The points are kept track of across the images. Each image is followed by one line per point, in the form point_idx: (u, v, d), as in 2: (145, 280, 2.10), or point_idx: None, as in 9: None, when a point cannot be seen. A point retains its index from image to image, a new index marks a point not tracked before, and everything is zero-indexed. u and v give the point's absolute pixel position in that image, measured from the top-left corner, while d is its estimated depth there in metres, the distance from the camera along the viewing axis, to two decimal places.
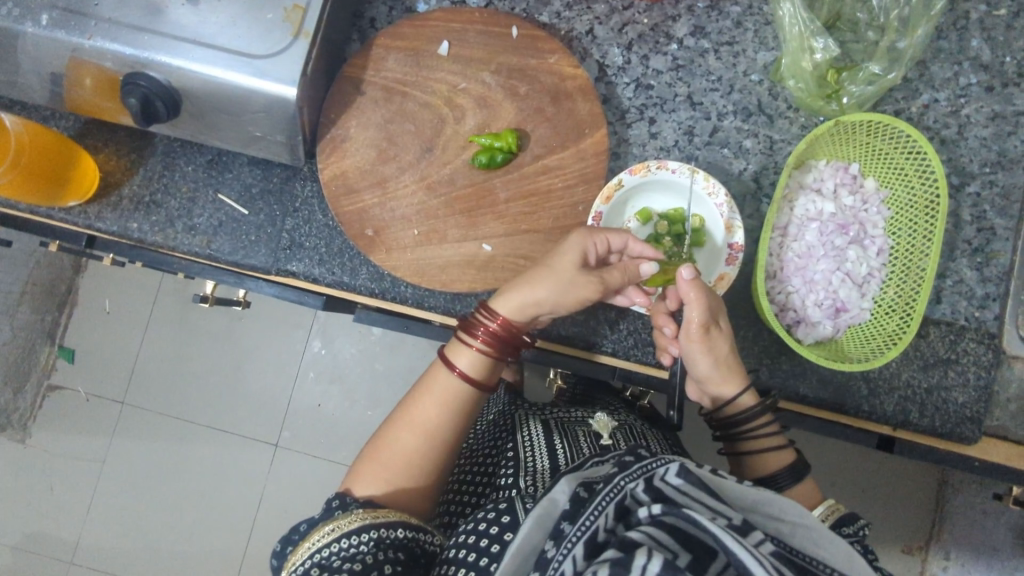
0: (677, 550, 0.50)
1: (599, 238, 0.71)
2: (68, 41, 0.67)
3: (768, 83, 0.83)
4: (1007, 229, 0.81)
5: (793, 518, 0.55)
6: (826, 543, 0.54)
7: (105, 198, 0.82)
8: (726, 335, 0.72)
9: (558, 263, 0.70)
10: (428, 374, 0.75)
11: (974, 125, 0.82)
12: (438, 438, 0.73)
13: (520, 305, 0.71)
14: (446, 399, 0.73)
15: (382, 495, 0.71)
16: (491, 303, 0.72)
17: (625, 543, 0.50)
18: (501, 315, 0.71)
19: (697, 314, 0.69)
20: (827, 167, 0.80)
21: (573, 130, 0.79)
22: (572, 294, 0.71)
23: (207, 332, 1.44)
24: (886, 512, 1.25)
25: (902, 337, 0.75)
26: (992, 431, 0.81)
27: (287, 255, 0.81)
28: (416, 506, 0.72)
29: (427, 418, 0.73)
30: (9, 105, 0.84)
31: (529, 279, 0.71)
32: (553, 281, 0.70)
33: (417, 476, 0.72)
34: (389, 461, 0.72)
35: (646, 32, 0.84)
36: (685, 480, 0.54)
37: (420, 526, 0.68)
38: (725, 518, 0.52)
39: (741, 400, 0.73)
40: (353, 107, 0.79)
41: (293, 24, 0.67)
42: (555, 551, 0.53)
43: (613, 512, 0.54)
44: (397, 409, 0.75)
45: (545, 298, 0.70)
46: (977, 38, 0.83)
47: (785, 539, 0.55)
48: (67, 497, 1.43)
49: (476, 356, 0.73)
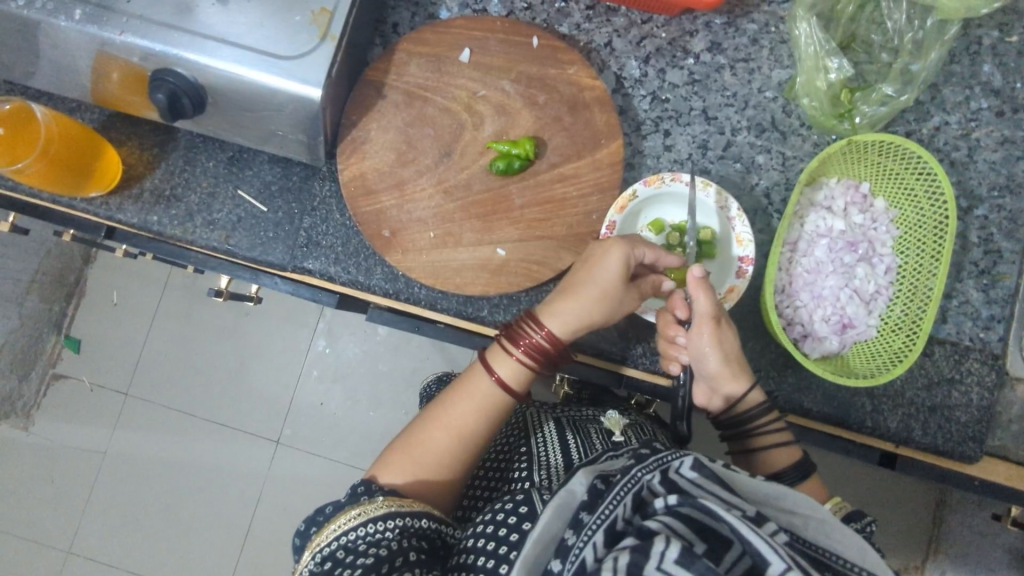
0: (693, 539, 0.51)
1: (637, 250, 0.72)
2: (98, 36, 0.68)
3: (782, 100, 0.85)
4: (1013, 252, 0.83)
5: (804, 510, 0.56)
6: (839, 534, 0.55)
7: (127, 190, 0.83)
8: (728, 328, 0.73)
9: (609, 283, 0.71)
10: (467, 376, 0.76)
11: (984, 149, 0.84)
12: (469, 441, 0.74)
13: (569, 321, 0.72)
14: (483, 407, 0.74)
15: (411, 488, 0.72)
16: (538, 315, 0.73)
17: (642, 532, 0.51)
18: (550, 330, 0.72)
19: (704, 306, 0.70)
20: (839, 186, 0.82)
21: (589, 139, 0.80)
22: (616, 310, 0.74)
23: (213, 327, 1.45)
24: (884, 529, 1.25)
25: (908, 355, 0.76)
26: (992, 450, 0.82)
27: (304, 253, 0.82)
28: (441, 500, 0.73)
29: (464, 420, 0.74)
30: (36, 97, 0.85)
31: (574, 292, 0.72)
32: (604, 298, 0.72)
33: (444, 471, 0.73)
34: (422, 458, 0.72)
35: (663, 46, 0.85)
36: (699, 474, 0.55)
37: (442, 519, 0.69)
38: (740, 510, 0.52)
39: (750, 397, 0.74)
40: (374, 110, 0.81)
41: (320, 26, 0.69)
42: (576, 538, 0.53)
43: (630, 503, 0.55)
44: (431, 406, 0.76)
45: (591, 316, 0.72)
46: (989, 63, 0.84)
47: (797, 531, 0.56)
48: (69, 486, 1.43)
49: (517, 366, 0.73)
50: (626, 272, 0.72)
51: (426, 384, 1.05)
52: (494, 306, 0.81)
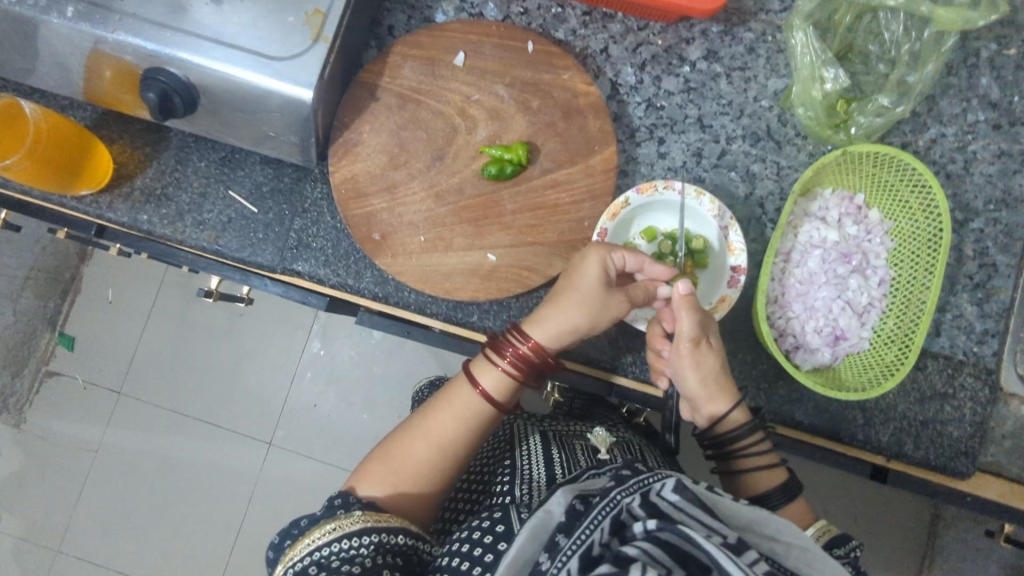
0: (671, 566, 0.50)
1: (616, 255, 0.72)
2: (90, 34, 0.67)
3: (778, 110, 0.84)
4: (1008, 265, 0.82)
5: (787, 538, 0.55)
6: (821, 564, 0.54)
7: (117, 189, 0.82)
8: (716, 352, 0.72)
9: (591, 294, 0.71)
10: (450, 387, 0.75)
11: (980, 161, 0.83)
12: (449, 453, 0.73)
13: (553, 333, 0.72)
14: (465, 418, 0.73)
15: (388, 501, 0.71)
16: (524, 328, 0.73)
17: (619, 558, 0.50)
18: (534, 341, 0.72)
19: (687, 327, 0.69)
20: (833, 197, 0.81)
21: (583, 145, 0.80)
22: (604, 321, 0.72)
23: (207, 327, 1.45)
24: (876, 543, 1.24)
25: (900, 368, 0.75)
26: (986, 467, 0.81)
27: (293, 255, 0.82)
28: (419, 514, 0.73)
29: (445, 431, 0.73)
30: (28, 93, 0.85)
31: (558, 302, 0.72)
32: (587, 310, 0.71)
33: (423, 485, 0.72)
34: (401, 469, 0.72)
35: (659, 53, 0.85)
36: (680, 497, 0.55)
37: (418, 534, 0.69)
38: (721, 536, 0.52)
39: (733, 417, 0.73)
40: (367, 112, 0.80)
41: (312, 28, 0.68)
42: (550, 563, 0.53)
43: (609, 526, 0.54)
44: (412, 417, 0.76)
45: (577, 327, 0.71)
46: (987, 76, 0.84)
47: (778, 558, 0.55)
48: (57, 484, 1.43)
49: (500, 377, 0.73)
50: (607, 280, 0.71)
51: (418, 388, 1.05)
52: (484, 311, 0.81)
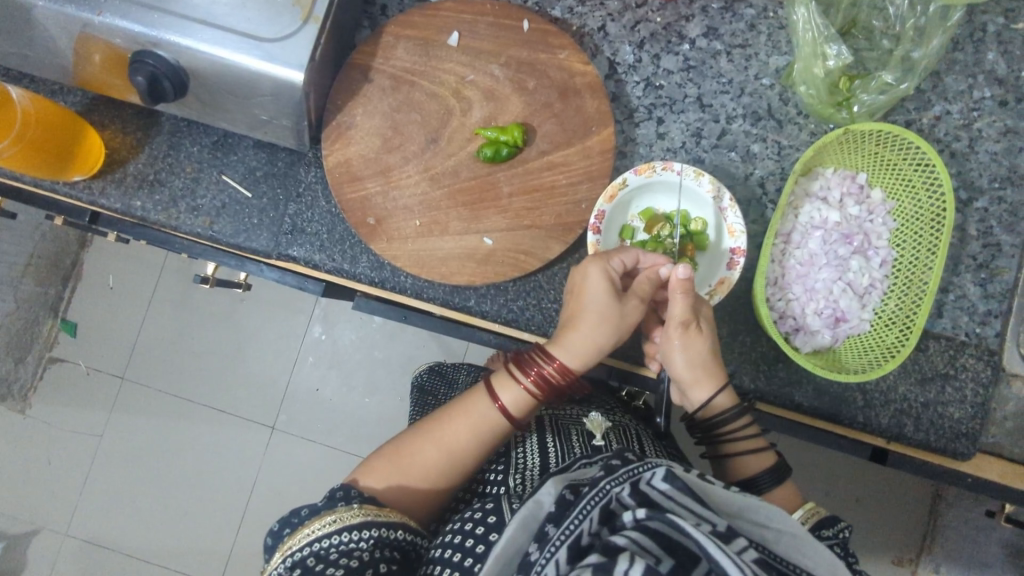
0: (660, 555, 0.49)
1: (616, 261, 0.72)
2: (78, 16, 0.66)
3: (780, 88, 0.83)
4: (1013, 245, 0.81)
5: (777, 525, 0.55)
6: (810, 549, 0.54)
7: (109, 174, 0.82)
8: (706, 337, 0.72)
9: (604, 304, 0.71)
10: (468, 397, 0.75)
11: (986, 139, 0.81)
12: (461, 465, 0.73)
13: (578, 352, 0.71)
14: (478, 432, 0.73)
15: (392, 498, 0.71)
16: (547, 345, 0.72)
17: (608, 548, 0.50)
18: (559, 361, 0.71)
19: (679, 311, 0.70)
20: (835, 176, 0.80)
21: (580, 127, 0.78)
22: (622, 331, 0.72)
23: (207, 313, 1.44)
24: (878, 524, 1.24)
25: (900, 350, 0.75)
26: (986, 448, 0.81)
27: (289, 239, 0.81)
28: (419, 514, 0.72)
29: (457, 439, 0.73)
30: (17, 78, 0.84)
31: (583, 322, 0.71)
32: (608, 320, 0.71)
33: (427, 488, 0.72)
34: (408, 470, 0.72)
35: (658, 31, 0.83)
36: (671, 486, 0.54)
37: (417, 530, 0.69)
38: (710, 524, 0.52)
39: (717, 401, 0.73)
40: (359, 94, 0.79)
41: (303, 8, 0.67)
42: (539, 554, 0.53)
43: (598, 516, 0.54)
44: (428, 418, 0.75)
45: (600, 341, 0.71)
46: (993, 51, 0.82)
47: (769, 545, 0.55)
48: (63, 468, 1.44)
49: (522, 394, 0.72)
50: (617, 288, 0.71)
51: (417, 374, 1.05)
52: (481, 296, 0.80)
